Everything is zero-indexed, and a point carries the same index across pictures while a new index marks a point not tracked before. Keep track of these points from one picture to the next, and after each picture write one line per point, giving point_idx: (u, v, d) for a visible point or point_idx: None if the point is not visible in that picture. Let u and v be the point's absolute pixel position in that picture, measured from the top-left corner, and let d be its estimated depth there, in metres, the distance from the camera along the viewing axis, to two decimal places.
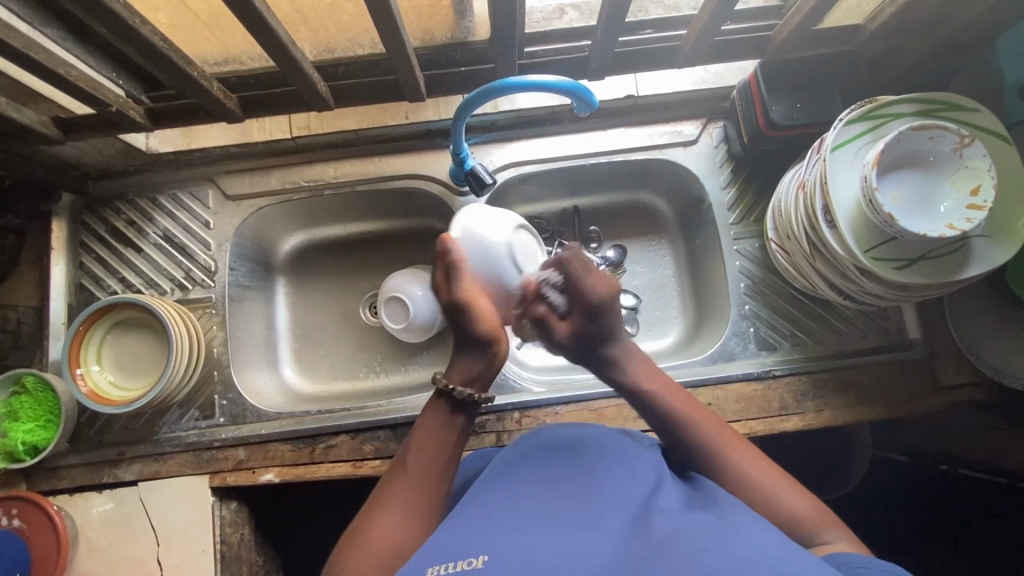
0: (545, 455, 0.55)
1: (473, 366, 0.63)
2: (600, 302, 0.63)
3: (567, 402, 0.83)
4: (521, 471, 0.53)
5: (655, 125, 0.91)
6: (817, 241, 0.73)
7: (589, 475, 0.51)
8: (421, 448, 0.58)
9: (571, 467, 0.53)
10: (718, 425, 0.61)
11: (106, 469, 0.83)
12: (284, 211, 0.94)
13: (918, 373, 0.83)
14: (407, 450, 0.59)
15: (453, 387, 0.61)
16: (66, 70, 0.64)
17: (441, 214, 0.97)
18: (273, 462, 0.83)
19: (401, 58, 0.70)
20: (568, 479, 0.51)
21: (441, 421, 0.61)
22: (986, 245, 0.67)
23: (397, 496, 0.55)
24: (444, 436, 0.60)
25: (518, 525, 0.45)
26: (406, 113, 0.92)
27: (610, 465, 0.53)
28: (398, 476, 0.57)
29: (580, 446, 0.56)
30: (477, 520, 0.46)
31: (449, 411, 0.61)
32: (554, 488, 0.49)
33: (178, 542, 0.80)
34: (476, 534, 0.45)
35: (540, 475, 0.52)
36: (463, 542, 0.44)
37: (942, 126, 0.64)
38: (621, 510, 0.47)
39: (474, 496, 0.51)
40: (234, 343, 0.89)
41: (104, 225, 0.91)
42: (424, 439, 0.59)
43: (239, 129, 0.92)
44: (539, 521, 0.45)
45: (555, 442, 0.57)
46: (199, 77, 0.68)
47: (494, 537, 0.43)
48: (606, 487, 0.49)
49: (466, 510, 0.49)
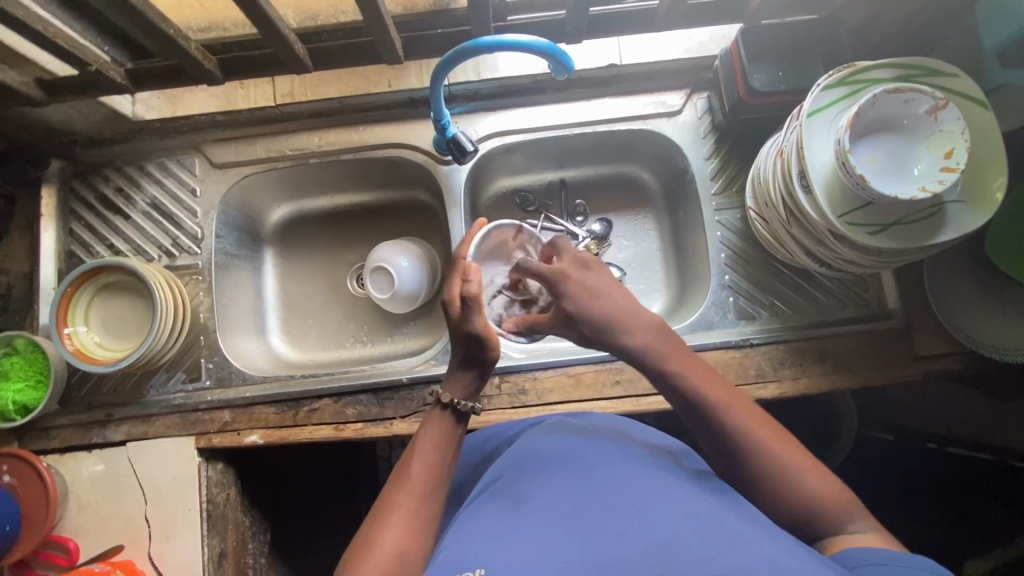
0: (540, 463, 0.57)
1: (474, 384, 0.64)
2: (555, 275, 0.62)
3: (546, 368, 0.85)
4: (516, 480, 0.55)
5: (641, 96, 0.91)
6: (793, 207, 0.73)
7: (579, 478, 0.52)
8: (425, 456, 0.59)
9: (566, 470, 0.54)
10: (698, 369, 0.58)
11: (95, 430, 0.85)
12: (271, 180, 0.95)
13: (896, 343, 0.83)
14: (410, 458, 0.59)
15: (459, 402, 0.62)
16: (44, 27, 0.65)
17: (426, 184, 0.98)
18: (258, 425, 0.85)
19: (378, 20, 0.71)
20: (562, 482, 0.52)
21: (442, 432, 0.62)
22: (961, 210, 0.67)
23: (405, 503, 0.55)
24: (447, 448, 0.61)
25: (515, 536, 0.46)
26: (388, 81, 0.91)
27: (602, 466, 0.54)
28: (403, 485, 0.57)
29: (572, 451, 0.58)
30: (478, 534, 0.48)
31: (452, 423, 0.63)
32: (546, 495, 0.51)
33: (164, 500, 0.82)
34: (474, 549, 0.46)
35: (532, 484, 0.53)
36: (463, 557, 0.45)
37: (917, 88, 0.64)
38: (616, 503, 0.48)
39: (474, 515, 0.53)
40: (220, 309, 0.91)
41: (93, 192, 0.92)
42: (430, 451, 0.60)
43: (223, 96, 0.92)
44: (535, 529, 0.46)
45: (543, 452, 0.59)
46: (177, 36, 0.69)
47: (492, 551, 0.45)
48: (603, 486, 0.50)
49: (468, 526, 0.51)
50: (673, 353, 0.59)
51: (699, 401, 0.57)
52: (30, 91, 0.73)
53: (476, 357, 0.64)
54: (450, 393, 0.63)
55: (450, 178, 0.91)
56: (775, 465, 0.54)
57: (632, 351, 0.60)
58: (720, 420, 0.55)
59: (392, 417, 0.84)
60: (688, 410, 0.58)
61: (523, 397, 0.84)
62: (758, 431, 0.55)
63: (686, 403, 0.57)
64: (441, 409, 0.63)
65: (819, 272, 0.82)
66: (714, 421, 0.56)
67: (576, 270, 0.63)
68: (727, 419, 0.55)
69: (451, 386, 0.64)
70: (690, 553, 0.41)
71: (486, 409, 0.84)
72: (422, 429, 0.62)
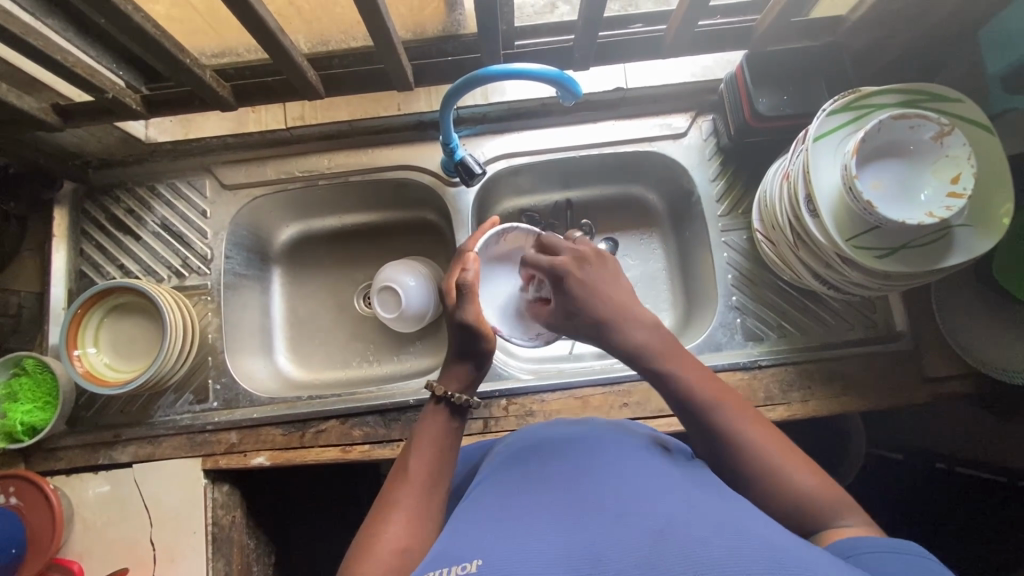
0: (542, 458, 0.55)
1: (468, 374, 0.65)
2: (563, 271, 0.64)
3: (553, 390, 0.84)
4: (517, 475, 0.54)
5: (647, 118, 0.92)
6: (800, 230, 0.73)
7: (584, 472, 0.50)
8: (423, 454, 0.59)
9: (570, 465, 0.52)
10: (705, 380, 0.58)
11: (102, 451, 0.85)
12: (280, 202, 0.96)
13: (906, 365, 0.83)
14: (408, 456, 0.59)
15: (453, 393, 0.62)
16: (64, 56, 0.67)
17: (434, 205, 0.99)
18: (264, 446, 0.84)
19: (389, 48, 0.72)
20: (563, 478, 0.50)
21: (440, 429, 0.61)
22: (968, 234, 0.67)
23: (402, 500, 0.55)
24: (445, 443, 0.61)
25: (510, 528, 0.44)
26: (398, 105, 0.93)
27: (608, 459, 0.52)
28: (401, 484, 0.56)
29: (576, 446, 0.56)
30: (475, 527, 0.46)
31: (447, 418, 0.62)
32: (545, 489, 0.49)
33: (169, 523, 0.82)
34: (468, 542, 0.44)
35: (533, 481, 0.51)
36: (457, 551, 0.43)
37: (922, 115, 0.64)
38: (616, 493, 0.46)
39: (471, 506, 0.51)
40: (229, 330, 0.91)
41: (105, 213, 0.93)
42: (427, 445, 0.60)
43: (235, 120, 0.94)
44: (532, 520, 0.44)
45: (547, 447, 0.57)
46: (193, 64, 0.70)
47: (488, 543, 0.42)
48: (603, 478, 0.49)
49: (463, 519, 0.49)
50: (675, 358, 0.59)
51: (698, 401, 0.57)
52: (47, 117, 0.74)
53: (468, 346, 0.65)
54: (444, 385, 0.63)
55: (459, 199, 0.92)
56: (781, 487, 0.52)
57: (632, 353, 0.60)
58: (720, 420, 0.55)
59: (399, 439, 0.84)
60: (686, 411, 0.57)
61: (529, 419, 0.83)
62: (759, 433, 0.55)
63: (695, 412, 0.57)
64: (435, 403, 0.63)
65: (826, 294, 0.82)
66: (715, 422, 0.55)
67: (582, 263, 0.64)
68: (724, 418, 0.55)
69: (445, 381, 0.65)
70: (691, 541, 0.39)
71: (495, 431, 0.83)
72: (419, 426, 0.62)
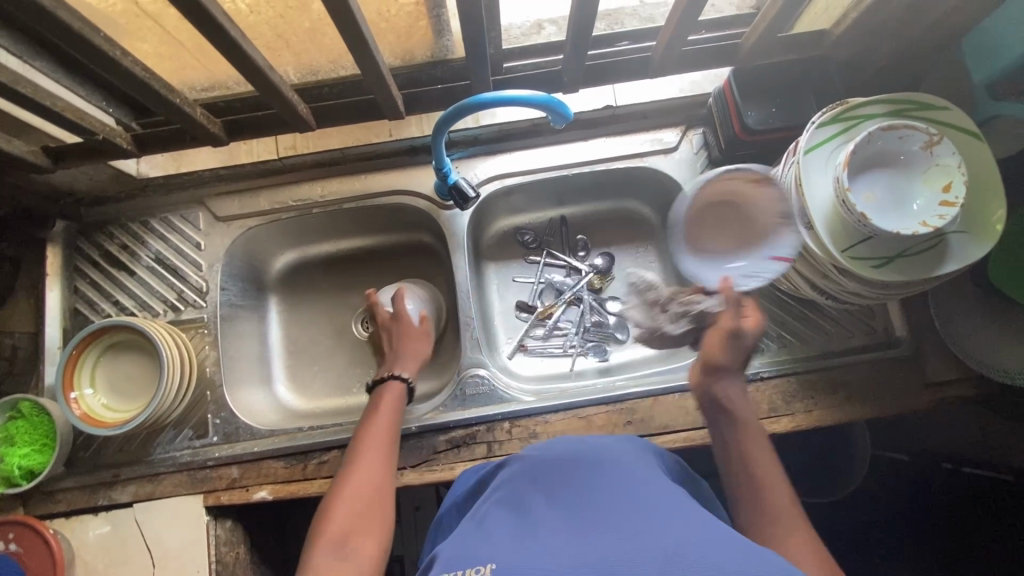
0: (554, 468, 0.56)
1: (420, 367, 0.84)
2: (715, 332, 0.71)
3: (556, 411, 0.84)
4: (527, 487, 0.54)
5: (638, 134, 0.93)
6: (796, 242, 0.74)
7: (590, 484, 0.51)
8: (383, 416, 0.75)
9: (576, 475, 0.53)
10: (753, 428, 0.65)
11: (102, 491, 0.84)
12: (274, 230, 0.96)
13: (908, 371, 0.83)
14: (371, 418, 0.75)
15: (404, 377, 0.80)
16: (52, 101, 0.66)
17: (430, 228, 0.99)
18: (267, 480, 0.83)
19: (378, 77, 0.72)
20: (569, 493, 0.50)
21: (394, 398, 0.78)
22: (962, 240, 0.67)
23: (368, 453, 0.69)
24: (400, 408, 0.77)
25: (522, 538, 0.45)
26: (389, 131, 0.93)
27: (614, 472, 0.53)
28: (366, 441, 0.71)
29: (586, 460, 0.56)
30: (487, 536, 0.47)
31: (402, 391, 0.79)
32: (555, 503, 0.49)
33: (171, 563, 0.80)
34: (482, 547, 0.45)
35: (542, 496, 0.51)
36: (473, 554, 0.44)
37: (910, 125, 0.65)
38: (623, 504, 0.47)
39: (481, 518, 0.51)
40: (227, 362, 0.90)
41: (98, 250, 0.93)
42: (385, 409, 0.76)
43: (227, 153, 0.94)
44: (541, 534, 0.45)
45: (556, 458, 0.57)
46: (182, 103, 0.70)
47: (503, 548, 0.43)
48: (608, 491, 0.49)
49: (472, 531, 0.49)
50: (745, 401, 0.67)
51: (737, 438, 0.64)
52: (38, 160, 0.75)
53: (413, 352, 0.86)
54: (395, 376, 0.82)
55: (453, 223, 0.92)
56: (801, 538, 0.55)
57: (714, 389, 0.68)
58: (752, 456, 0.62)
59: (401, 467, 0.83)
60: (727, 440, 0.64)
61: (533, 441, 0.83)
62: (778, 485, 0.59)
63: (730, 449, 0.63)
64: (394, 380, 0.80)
65: (826, 304, 0.82)
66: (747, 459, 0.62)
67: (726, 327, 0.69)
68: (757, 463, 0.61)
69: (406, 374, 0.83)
70: (698, 553, 0.39)
71: (499, 455, 0.83)
72: (377, 398, 0.78)
